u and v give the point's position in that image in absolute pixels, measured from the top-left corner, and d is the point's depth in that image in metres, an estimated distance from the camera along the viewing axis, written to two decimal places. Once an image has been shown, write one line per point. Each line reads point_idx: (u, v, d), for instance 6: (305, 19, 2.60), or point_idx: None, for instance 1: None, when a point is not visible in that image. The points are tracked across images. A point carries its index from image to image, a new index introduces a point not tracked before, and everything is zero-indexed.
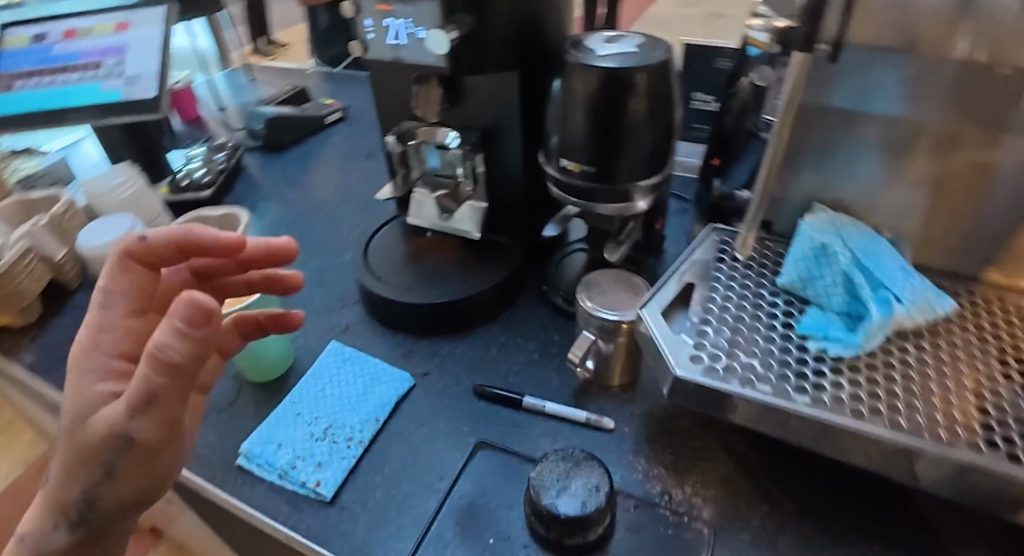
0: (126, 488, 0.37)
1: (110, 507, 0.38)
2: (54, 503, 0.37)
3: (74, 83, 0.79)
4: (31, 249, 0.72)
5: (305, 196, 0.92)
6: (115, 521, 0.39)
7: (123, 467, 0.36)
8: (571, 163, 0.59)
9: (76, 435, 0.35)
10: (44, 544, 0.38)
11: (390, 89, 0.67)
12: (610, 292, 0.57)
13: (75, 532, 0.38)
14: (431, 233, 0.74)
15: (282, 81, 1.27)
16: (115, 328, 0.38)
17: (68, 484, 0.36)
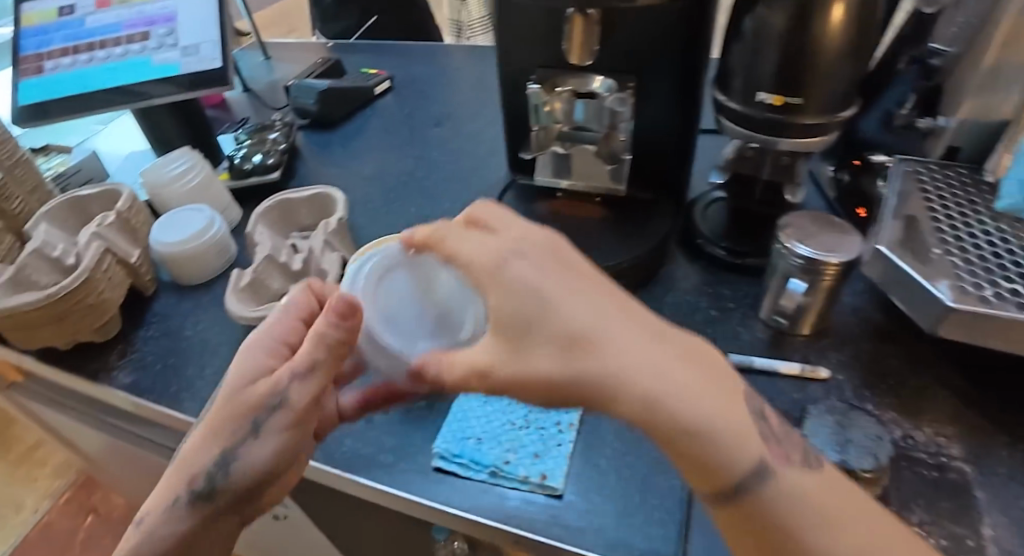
0: (265, 459, 0.42)
1: (243, 474, 0.41)
2: (189, 468, 0.41)
3: (119, 59, 0.70)
4: (107, 251, 0.62)
5: (383, 171, 0.85)
6: (233, 506, 0.42)
7: (271, 426, 0.41)
8: (770, 96, 0.53)
9: (243, 396, 0.41)
10: (168, 512, 0.41)
11: (524, 33, 0.59)
12: (818, 233, 0.53)
13: (202, 500, 0.41)
14: (562, 193, 0.68)
15: (305, 58, 1.17)
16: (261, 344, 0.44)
17: (210, 447, 0.41)
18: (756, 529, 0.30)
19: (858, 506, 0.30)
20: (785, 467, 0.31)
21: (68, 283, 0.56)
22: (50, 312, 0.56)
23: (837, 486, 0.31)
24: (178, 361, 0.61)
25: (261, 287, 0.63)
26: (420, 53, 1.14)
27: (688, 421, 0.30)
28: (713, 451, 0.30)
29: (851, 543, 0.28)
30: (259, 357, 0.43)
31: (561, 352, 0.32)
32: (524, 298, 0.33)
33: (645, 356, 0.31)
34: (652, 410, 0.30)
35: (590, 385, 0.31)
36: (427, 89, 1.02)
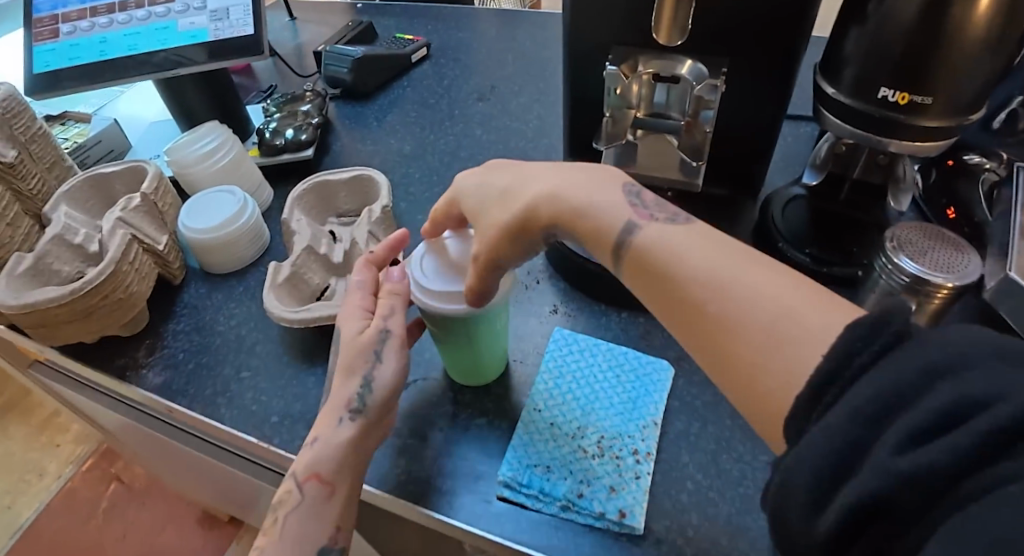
0: (392, 378, 0.43)
1: (380, 394, 0.42)
2: (336, 401, 0.42)
3: (141, 22, 0.63)
4: (133, 239, 0.57)
5: (423, 148, 0.78)
6: (378, 425, 0.43)
7: (387, 346, 0.43)
8: (896, 92, 0.47)
9: (356, 345, 0.43)
10: (326, 440, 0.41)
11: (600, 8, 0.52)
12: (933, 251, 0.47)
13: (357, 420, 0.42)
14: None
15: (334, 20, 1.09)
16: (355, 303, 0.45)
17: (348, 380, 0.42)
18: (655, 281, 0.34)
19: (742, 253, 0.33)
20: (672, 228, 0.35)
21: (93, 278, 0.51)
22: (74, 307, 0.52)
23: (702, 235, 0.34)
24: (211, 360, 0.56)
25: (301, 282, 0.58)
26: (457, 18, 1.06)
27: (599, 222, 0.37)
28: (597, 226, 0.36)
29: (732, 273, 0.31)
30: (358, 319, 0.44)
31: (500, 198, 0.41)
32: (479, 189, 0.43)
33: (561, 185, 0.38)
34: (566, 212, 0.37)
35: (525, 226, 0.39)
36: (467, 58, 0.95)
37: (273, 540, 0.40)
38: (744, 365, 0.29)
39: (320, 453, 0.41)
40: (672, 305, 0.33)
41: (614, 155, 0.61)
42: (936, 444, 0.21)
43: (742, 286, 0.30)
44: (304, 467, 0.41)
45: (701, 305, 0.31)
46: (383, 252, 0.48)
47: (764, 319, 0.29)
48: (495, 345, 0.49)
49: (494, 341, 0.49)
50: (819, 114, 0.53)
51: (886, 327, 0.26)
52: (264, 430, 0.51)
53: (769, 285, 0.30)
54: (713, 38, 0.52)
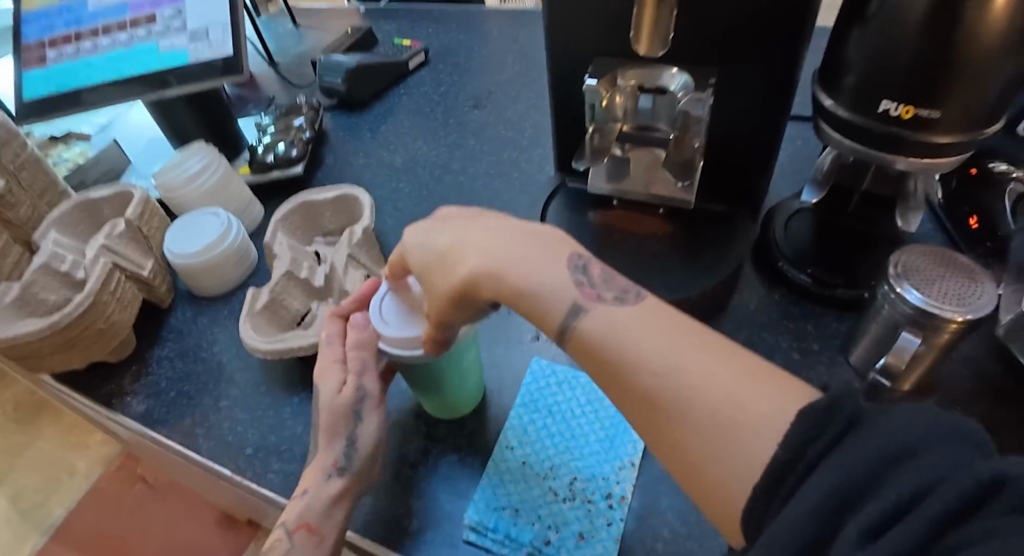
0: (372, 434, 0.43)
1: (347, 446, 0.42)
2: (323, 458, 0.41)
3: (124, 46, 0.63)
4: (114, 267, 0.57)
5: (415, 161, 0.76)
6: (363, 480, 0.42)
7: (366, 403, 0.43)
8: (898, 105, 0.42)
9: (334, 405, 0.42)
10: (314, 493, 0.40)
11: (574, 19, 0.49)
12: (942, 280, 0.43)
13: (344, 477, 0.41)
14: (617, 201, 0.58)
15: (335, 26, 1.08)
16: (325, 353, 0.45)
17: (338, 430, 0.42)
18: (599, 363, 0.31)
19: (683, 328, 0.30)
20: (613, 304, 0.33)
21: (71, 310, 0.51)
22: (55, 340, 0.52)
23: (645, 315, 0.31)
24: (193, 388, 0.56)
25: (280, 308, 0.57)
26: (459, 18, 1.04)
27: (538, 294, 0.34)
28: (543, 304, 0.34)
29: (671, 354, 0.29)
30: (333, 375, 0.43)
31: (441, 261, 0.38)
32: (423, 252, 0.39)
33: (499, 251, 0.35)
34: (508, 288, 0.34)
35: (471, 298, 0.36)
36: (466, 62, 0.92)
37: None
38: (697, 459, 0.27)
39: (311, 501, 0.40)
40: (619, 391, 0.30)
41: (604, 171, 0.56)
42: (898, 531, 0.19)
43: (684, 369, 0.28)
44: (295, 516, 0.39)
45: (647, 393, 0.29)
46: (351, 305, 0.47)
47: (710, 407, 0.27)
48: (467, 381, 0.48)
49: (465, 377, 0.47)
50: (819, 127, 0.49)
51: (840, 411, 0.23)
52: (240, 463, 0.50)
53: (711, 367, 0.28)
54: (701, 47, 0.48)
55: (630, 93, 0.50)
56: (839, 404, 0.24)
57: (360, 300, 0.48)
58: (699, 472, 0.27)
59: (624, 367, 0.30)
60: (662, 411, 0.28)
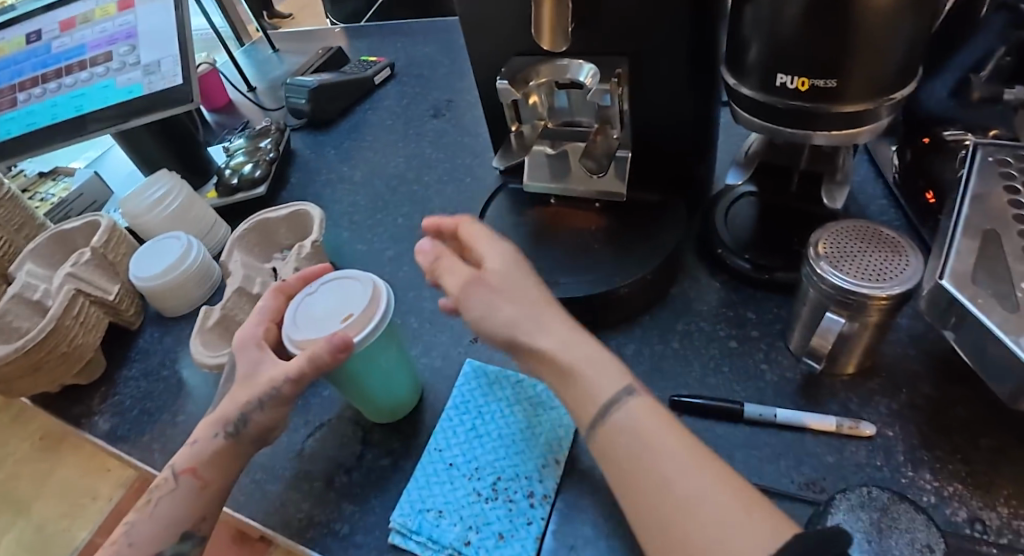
0: (270, 419, 0.45)
1: (256, 426, 0.45)
2: (219, 415, 0.45)
3: (85, 83, 0.69)
4: (78, 292, 0.60)
5: (374, 173, 0.78)
6: (255, 443, 0.46)
7: (272, 400, 0.44)
8: (794, 78, 0.41)
9: (252, 382, 0.45)
10: (202, 443, 0.44)
11: (479, 21, 0.50)
12: (866, 260, 0.41)
13: (230, 438, 0.44)
14: (555, 199, 0.58)
15: (310, 49, 1.11)
16: (256, 330, 0.48)
17: (237, 399, 0.45)
18: (630, 451, 0.35)
19: (704, 455, 0.34)
20: (659, 414, 0.36)
21: (34, 335, 0.54)
22: (21, 364, 0.55)
23: (676, 429, 0.35)
24: (153, 405, 0.58)
25: (231, 323, 0.59)
26: (426, 31, 1.05)
27: (592, 385, 0.38)
28: (589, 383, 0.38)
29: (700, 468, 0.33)
30: (252, 351, 0.47)
31: (512, 270, 0.44)
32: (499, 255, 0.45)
33: (571, 334, 0.40)
34: (567, 358, 0.39)
35: (513, 335, 0.41)
36: (430, 73, 0.94)
37: (143, 519, 0.42)
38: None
39: (197, 449, 0.44)
40: (635, 491, 0.33)
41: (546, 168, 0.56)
42: None
43: (704, 481, 0.32)
44: (183, 460, 0.44)
45: (667, 485, 0.32)
46: (297, 282, 0.51)
47: (718, 517, 0.30)
48: (397, 381, 0.49)
49: (395, 377, 0.48)
50: (732, 110, 0.48)
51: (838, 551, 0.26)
52: None
53: (733, 490, 0.32)
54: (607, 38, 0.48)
55: (548, 93, 0.52)
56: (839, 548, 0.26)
57: (306, 281, 0.51)
58: None
59: (656, 462, 0.33)
60: (675, 503, 0.31)
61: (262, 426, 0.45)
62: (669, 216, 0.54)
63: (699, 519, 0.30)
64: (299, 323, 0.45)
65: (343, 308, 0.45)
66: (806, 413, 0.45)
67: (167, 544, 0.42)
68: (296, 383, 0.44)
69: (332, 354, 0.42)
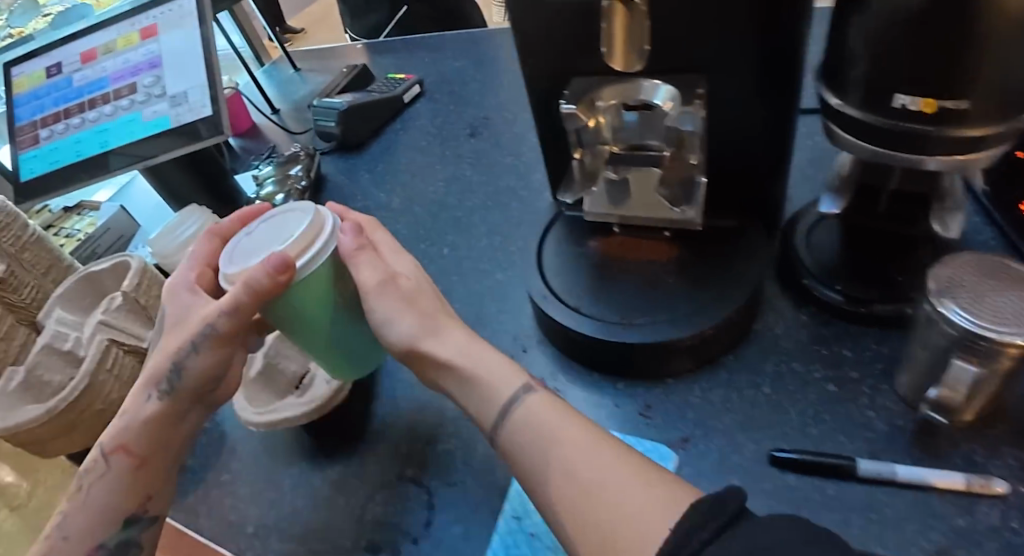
0: (207, 364, 0.46)
1: (189, 378, 0.45)
2: (150, 375, 0.46)
3: (109, 118, 0.65)
4: (111, 342, 0.56)
5: (411, 198, 0.74)
6: (192, 400, 0.47)
7: (204, 344, 0.45)
8: (914, 98, 0.36)
9: (183, 329, 0.46)
10: (133, 413, 0.45)
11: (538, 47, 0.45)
12: (1004, 302, 0.36)
13: (163, 399, 0.45)
14: (618, 227, 0.53)
15: (334, 67, 1.08)
16: (182, 289, 0.50)
17: (164, 359, 0.46)
18: (531, 442, 0.38)
19: (597, 437, 0.38)
20: (557, 407, 0.41)
21: (66, 394, 0.51)
22: (55, 424, 0.52)
23: (570, 416, 0.40)
24: (196, 462, 0.54)
25: (275, 373, 0.54)
26: (455, 45, 1.01)
27: (495, 385, 0.42)
28: (491, 379, 0.42)
29: (601, 451, 0.36)
30: (184, 296, 0.49)
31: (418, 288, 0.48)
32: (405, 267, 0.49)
33: (467, 343, 0.45)
34: (480, 373, 0.43)
35: (414, 342, 0.45)
36: (462, 89, 0.90)
37: (75, 509, 0.44)
38: (608, 534, 0.32)
39: (126, 428, 0.45)
40: (539, 475, 0.37)
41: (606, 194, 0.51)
42: None
43: (605, 463, 0.36)
44: (112, 441, 0.45)
45: (572, 473, 0.36)
46: (233, 224, 0.53)
47: (620, 495, 0.34)
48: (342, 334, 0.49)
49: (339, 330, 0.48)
50: (830, 131, 0.43)
51: (725, 507, 0.29)
52: (240, 542, 0.47)
53: (628, 466, 0.36)
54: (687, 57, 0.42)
55: (618, 113, 0.46)
56: (723, 504, 0.30)
57: (242, 222, 0.54)
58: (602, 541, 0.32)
59: (559, 453, 0.37)
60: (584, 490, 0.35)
61: (197, 377, 0.46)
62: (749, 245, 0.50)
63: (600, 493, 0.34)
64: (233, 259, 0.46)
65: (274, 237, 0.46)
66: (928, 469, 0.40)
67: (110, 530, 0.44)
68: (231, 318, 0.44)
69: (271, 276, 0.41)
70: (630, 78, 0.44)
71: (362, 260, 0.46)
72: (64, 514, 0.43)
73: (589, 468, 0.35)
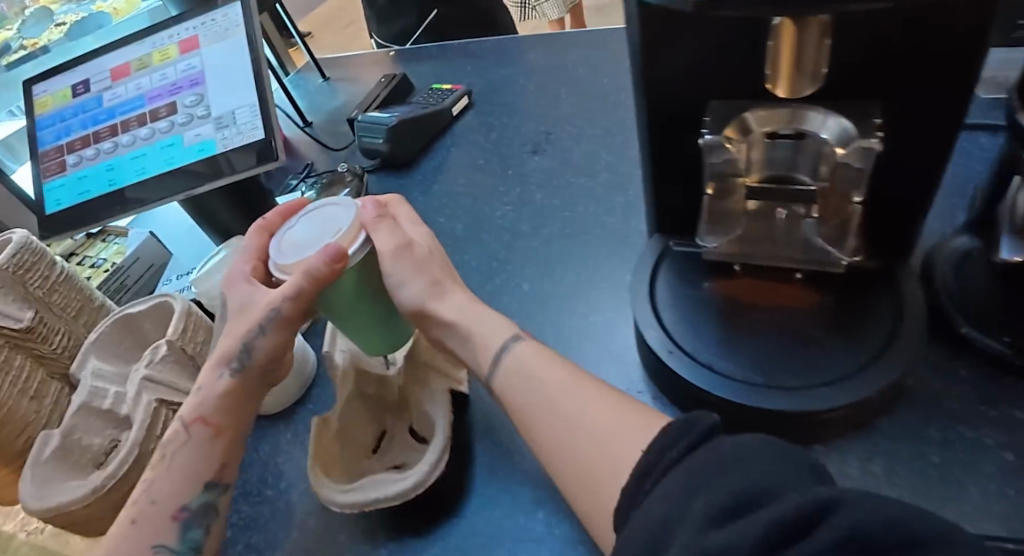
0: (276, 345, 0.43)
1: (262, 354, 0.42)
2: (221, 353, 0.42)
3: (146, 141, 0.59)
4: (160, 403, 0.49)
5: (474, 223, 0.67)
6: (266, 374, 0.44)
7: (271, 323, 0.42)
8: None
9: (248, 314, 0.43)
10: (208, 388, 0.42)
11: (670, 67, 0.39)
12: None
13: (237, 375, 0.42)
14: (739, 265, 0.47)
15: (367, 75, 1.01)
16: (236, 268, 0.46)
17: (236, 330, 0.43)
18: (524, 390, 0.40)
19: (579, 382, 0.39)
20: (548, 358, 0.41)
21: (116, 469, 0.45)
22: (104, 503, 0.45)
23: (557, 361, 0.41)
24: (259, 539, 0.47)
25: (349, 437, 0.47)
26: (498, 50, 0.94)
27: (485, 340, 0.43)
28: (482, 330, 0.43)
29: (588, 393, 0.38)
30: (242, 285, 0.44)
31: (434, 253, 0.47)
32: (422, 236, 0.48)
33: (470, 305, 0.45)
34: (463, 324, 0.44)
35: (422, 304, 0.44)
36: (515, 100, 0.83)
37: (160, 475, 0.39)
38: (592, 466, 0.34)
39: (205, 395, 0.41)
40: (535, 426, 0.38)
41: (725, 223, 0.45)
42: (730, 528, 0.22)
43: (588, 402, 0.37)
44: (191, 409, 0.41)
45: (560, 413, 0.37)
46: (276, 220, 0.47)
47: (601, 428, 0.35)
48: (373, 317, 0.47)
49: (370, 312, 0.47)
50: None
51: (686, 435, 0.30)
52: None
53: (613, 404, 0.37)
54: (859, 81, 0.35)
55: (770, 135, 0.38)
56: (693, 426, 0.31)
57: (286, 216, 0.47)
58: (596, 476, 0.34)
59: (546, 398, 0.39)
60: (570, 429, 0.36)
61: (269, 352, 0.42)
62: (907, 290, 0.43)
63: (593, 433, 0.35)
64: (284, 250, 0.43)
65: (327, 226, 0.43)
66: None
67: (195, 493, 0.39)
68: (295, 301, 0.40)
69: (329, 265, 0.39)
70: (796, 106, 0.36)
71: (383, 228, 0.44)
72: (149, 482, 0.39)
73: (572, 406, 0.37)
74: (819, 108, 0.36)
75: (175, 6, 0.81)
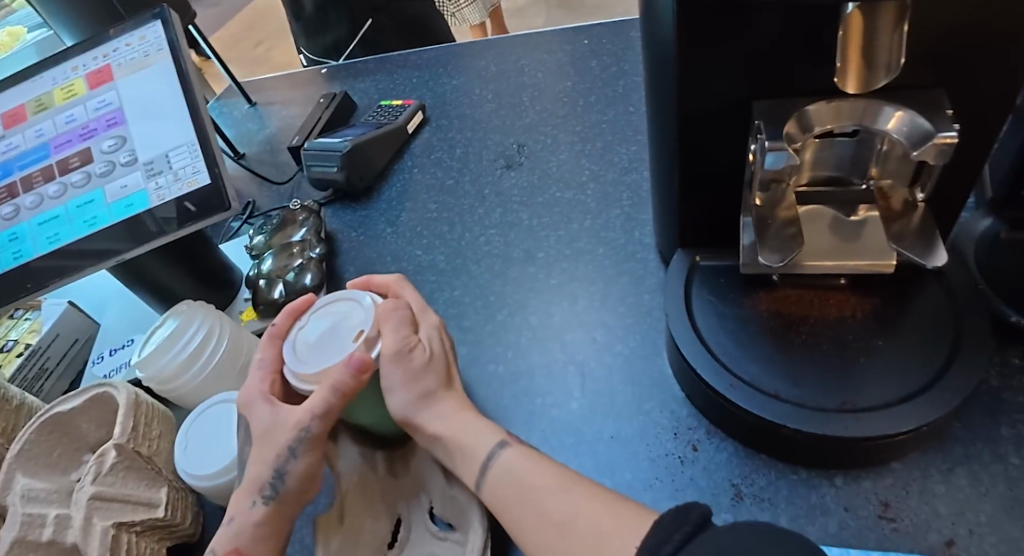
0: (314, 468, 0.37)
1: (297, 480, 0.36)
2: (251, 481, 0.36)
3: (56, 200, 0.48)
4: (119, 528, 0.40)
5: (457, 252, 0.61)
6: (301, 504, 0.37)
7: (304, 443, 0.36)
8: None
9: (274, 435, 0.37)
10: (240, 518, 0.35)
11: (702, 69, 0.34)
12: None
13: (271, 503, 0.36)
14: (777, 275, 0.43)
15: (302, 96, 0.91)
16: (252, 377, 0.40)
17: (264, 457, 0.37)
18: (514, 491, 0.34)
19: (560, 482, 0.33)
20: (536, 456, 0.36)
21: None
22: None
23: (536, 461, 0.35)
24: None
25: (365, 533, 0.39)
26: (442, 58, 0.87)
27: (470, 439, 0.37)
28: (471, 435, 0.37)
29: (572, 490, 0.33)
30: (265, 407, 0.38)
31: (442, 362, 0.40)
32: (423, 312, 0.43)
33: (460, 410, 0.39)
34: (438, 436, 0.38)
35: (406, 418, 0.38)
36: (473, 112, 0.77)
37: None
38: None
39: (239, 527, 0.35)
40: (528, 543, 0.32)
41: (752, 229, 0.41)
42: None
43: (576, 498, 0.32)
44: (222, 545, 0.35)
45: (548, 515, 0.32)
46: (286, 319, 0.42)
47: (593, 529, 0.30)
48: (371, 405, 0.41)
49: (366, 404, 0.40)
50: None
51: (686, 517, 0.26)
52: None
53: (606, 505, 0.31)
54: (914, 68, 0.32)
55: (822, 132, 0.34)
56: (686, 514, 0.26)
57: (296, 315, 0.42)
58: None
59: (533, 497, 0.33)
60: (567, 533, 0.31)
61: (306, 476, 0.36)
62: (965, 289, 0.40)
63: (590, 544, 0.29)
64: (303, 356, 0.39)
65: (350, 329, 0.39)
66: None
67: None
68: (326, 418, 0.36)
69: (354, 377, 0.36)
70: (858, 100, 0.33)
71: (394, 324, 0.39)
72: None
73: (560, 504, 0.32)
74: (894, 108, 0.32)
75: (68, 34, 0.69)
